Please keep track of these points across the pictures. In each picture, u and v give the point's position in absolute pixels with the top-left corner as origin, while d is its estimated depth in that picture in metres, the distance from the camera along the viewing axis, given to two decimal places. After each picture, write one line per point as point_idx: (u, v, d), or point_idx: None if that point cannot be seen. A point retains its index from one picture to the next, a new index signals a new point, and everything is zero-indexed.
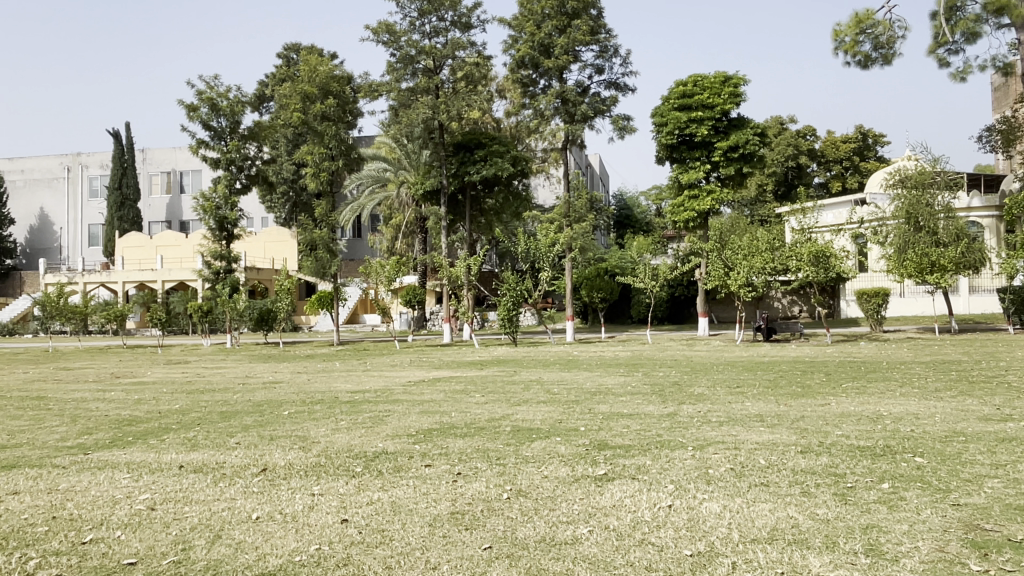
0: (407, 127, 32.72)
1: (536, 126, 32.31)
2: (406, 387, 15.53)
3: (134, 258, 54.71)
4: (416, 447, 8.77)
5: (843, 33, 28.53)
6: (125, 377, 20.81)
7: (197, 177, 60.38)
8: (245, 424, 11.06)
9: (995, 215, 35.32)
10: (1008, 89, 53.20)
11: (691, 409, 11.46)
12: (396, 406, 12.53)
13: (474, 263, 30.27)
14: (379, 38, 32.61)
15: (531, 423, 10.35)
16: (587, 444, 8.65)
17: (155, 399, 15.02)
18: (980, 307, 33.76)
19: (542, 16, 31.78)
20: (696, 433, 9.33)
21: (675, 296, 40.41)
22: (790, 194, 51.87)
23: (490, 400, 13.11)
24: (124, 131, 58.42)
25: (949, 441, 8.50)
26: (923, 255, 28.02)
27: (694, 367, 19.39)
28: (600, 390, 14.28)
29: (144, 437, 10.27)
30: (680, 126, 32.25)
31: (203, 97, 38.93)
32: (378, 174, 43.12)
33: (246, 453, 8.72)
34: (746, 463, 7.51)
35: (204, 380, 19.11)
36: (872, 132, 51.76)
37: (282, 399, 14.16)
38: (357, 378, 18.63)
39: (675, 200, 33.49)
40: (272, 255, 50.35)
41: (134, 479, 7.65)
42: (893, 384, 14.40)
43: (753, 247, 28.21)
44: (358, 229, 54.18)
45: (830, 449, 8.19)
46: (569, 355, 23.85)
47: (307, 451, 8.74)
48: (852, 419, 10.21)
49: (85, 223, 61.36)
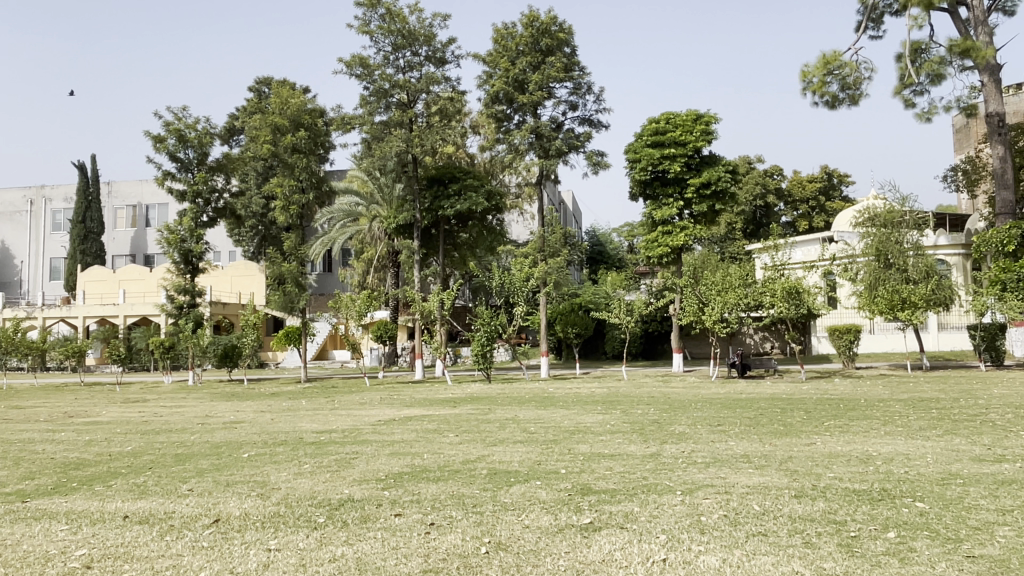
0: (380, 159, 32.43)
1: (511, 161, 32.19)
2: (376, 427, 14.83)
3: (96, 292, 53.28)
4: (386, 493, 8.15)
5: (811, 73, 29.06)
6: (79, 416, 19.73)
7: (164, 211, 59.22)
8: (201, 469, 10.34)
9: (962, 253, 35.77)
10: (970, 132, 54.65)
11: (674, 450, 10.98)
12: (364, 447, 11.87)
13: (448, 299, 29.70)
14: (353, 71, 32.42)
15: (508, 465, 9.79)
16: (569, 489, 8.11)
17: (107, 440, 14.13)
18: (949, 344, 33.93)
19: (516, 52, 31.92)
20: (683, 475, 8.85)
21: (649, 332, 40.16)
22: (758, 233, 52.35)
23: (463, 440, 12.50)
24: (90, 163, 57.34)
25: (947, 484, 8.10)
26: (894, 292, 28.18)
27: (672, 405, 18.92)
28: (578, 429, 13.75)
29: (90, 482, 9.48)
30: (653, 162, 32.27)
31: (170, 128, 38.31)
32: (350, 208, 42.42)
33: (198, 502, 8.01)
34: (739, 509, 7.02)
35: (162, 420, 18.13)
36: (837, 172, 52.74)
37: (244, 440, 13.39)
38: (324, 416, 17.87)
39: (649, 235, 33.38)
40: (238, 289, 49.32)
41: (71, 532, 6.90)
42: (876, 423, 14.07)
43: (726, 283, 28.05)
44: (328, 263, 53.47)
45: (825, 493, 7.74)
46: (545, 392, 23.31)
47: (266, 499, 8.05)
48: (842, 460, 9.79)
49: (46, 257, 59.72)
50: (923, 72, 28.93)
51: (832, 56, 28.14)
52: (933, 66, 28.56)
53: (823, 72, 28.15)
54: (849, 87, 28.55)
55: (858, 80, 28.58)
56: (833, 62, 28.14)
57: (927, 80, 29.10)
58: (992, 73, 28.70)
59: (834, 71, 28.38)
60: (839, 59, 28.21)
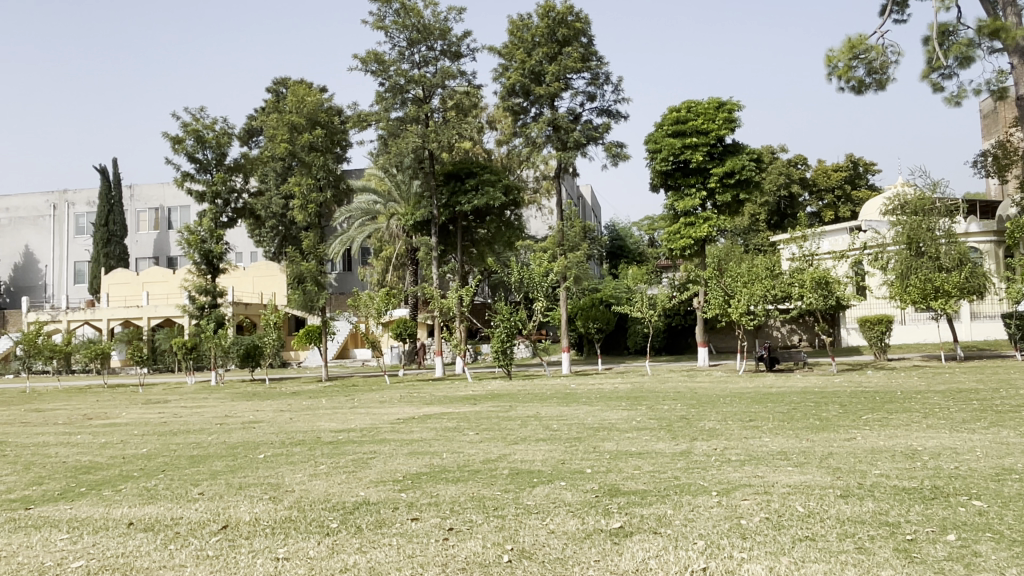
0: (397, 157, 32.04)
1: (528, 154, 31.60)
2: (395, 426, 14.45)
3: (120, 295, 53.56)
4: (403, 496, 7.72)
5: (835, 57, 28.26)
6: (97, 419, 19.52)
7: (185, 213, 59.40)
8: (214, 471, 10.02)
9: (994, 240, 34.71)
10: (999, 116, 53.36)
11: (705, 447, 10.49)
12: (382, 447, 11.48)
13: (467, 295, 29.25)
14: (368, 68, 32.10)
15: (531, 465, 9.34)
16: (597, 490, 7.63)
17: (123, 442, 13.88)
18: (983, 333, 32.90)
19: (532, 44, 31.40)
20: (717, 474, 8.34)
21: (673, 326, 39.49)
22: (782, 224, 51.40)
23: (485, 438, 12.07)
24: (112, 166, 57.74)
25: (1003, 481, 7.50)
26: (926, 281, 27.26)
27: (700, 400, 18.34)
28: (603, 426, 13.26)
29: (99, 487, 9.17)
30: (674, 152, 31.64)
31: (188, 129, 38.34)
32: (369, 206, 42.13)
33: (208, 507, 7.65)
34: (782, 511, 6.51)
35: (180, 421, 17.90)
36: (862, 161, 51.71)
37: (260, 441, 13.07)
38: (343, 415, 17.50)
39: (671, 227, 32.78)
40: (260, 290, 49.35)
41: (71, 541, 6.57)
42: (916, 416, 13.39)
43: (752, 274, 27.35)
44: (349, 262, 53.43)
45: (872, 492, 7.19)
46: (567, 389, 22.81)
47: (278, 503, 7.67)
48: (887, 456, 9.21)
49: (70, 260, 60.24)
50: (952, 55, 27.97)
51: (857, 40, 27.32)
52: (961, 49, 27.63)
53: (848, 56, 27.39)
54: (876, 71, 27.65)
55: (884, 64, 27.67)
56: (858, 46, 27.36)
57: (956, 62, 28.09)
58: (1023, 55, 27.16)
59: (859, 55, 27.55)
60: (864, 42, 27.44)
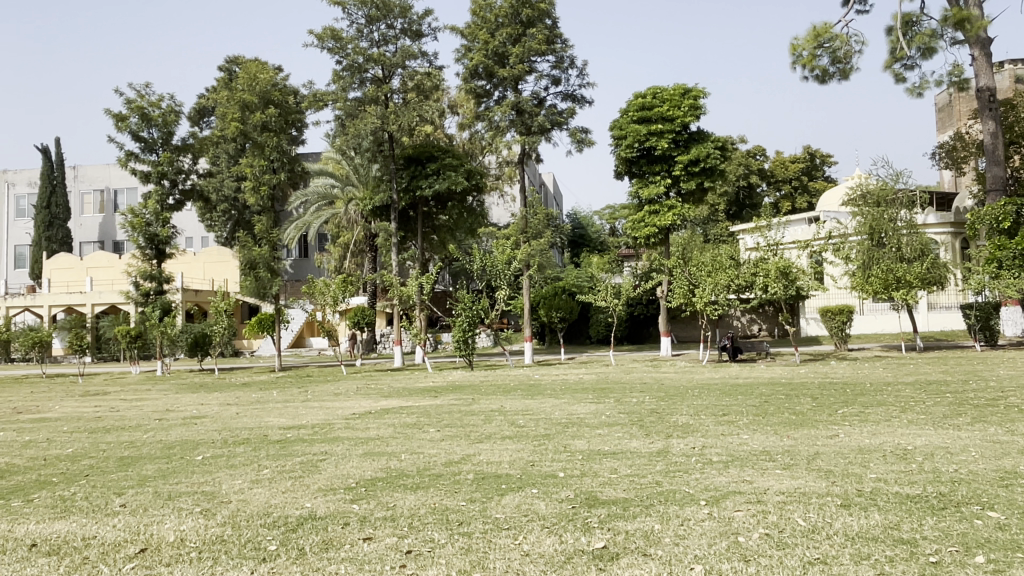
0: (355, 138, 30.79)
1: (490, 139, 30.60)
2: (348, 421, 13.45)
3: (62, 280, 50.99)
4: (355, 508, 6.83)
5: (800, 46, 27.90)
6: (26, 413, 18.12)
7: (133, 195, 56.93)
8: (144, 476, 8.99)
9: (952, 231, 34.82)
10: (953, 110, 54.43)
11: (683, 445, 9.78)
12: (334, 446, 10.54)
13: (428, 283, 28.01)
14: (324, 45, 30.71)
15: (497, 468, 8.48)
16: (573, 499, 6.83)
17: (48, 441, 12.68)
18: (939, 324, 33.06)
19: (495, 25, 30.36)
20: (702, 479, 7.61)
21: (635, 316, 39.14)
22: (741, 214, 51.54)
23: (446, 436, 11.18)
24: (54, 146, 55.15)
25: (1011, 487, 6.92)
26: (888, 271, 26.45)
27: (668, 392, 17.74)
28: (571, 422, 12.47)
29: (9, 496, 8.12)
30: (639, 139, 30.93)
31: (132, 106, 36.41)
32: (326, 190, 41.01)
33: (129, 523, 6.64)
34: (782, 525, 5.81)
35: (115, 416, 16.64)
36: (819, 152, 52.19)
37: (201, 439, 11.99)
38: (293, 409, 16.46)
39: (636, 216, 32.08)
40: (211, 276, 47.61)
41: None
42: (895, 410, 12.87)
43: (716, 263, 26.85)
44: (305, 248, 52.03)
45: (874, 501, 6.53)
46: (530, 380, 22.04)
47: (210, 518, 6.70)
48: (878, 457, 8.58)
49: (11, 244, 57.31)
50: (914, 46, 27.77)
51: (822, 28, 26.95)
52: (924, 39, 27.44)
53: (815, 45, 27.07)
54: (840, 60, 27.33)
55: (849, 54, 27.36)
56: (823, 34, 27.03)
57: (918, 53, 28.00)
58: (983, 47, 27.44)
59: (824, 44, 27.18)
60: (829, 31, 27.14)
